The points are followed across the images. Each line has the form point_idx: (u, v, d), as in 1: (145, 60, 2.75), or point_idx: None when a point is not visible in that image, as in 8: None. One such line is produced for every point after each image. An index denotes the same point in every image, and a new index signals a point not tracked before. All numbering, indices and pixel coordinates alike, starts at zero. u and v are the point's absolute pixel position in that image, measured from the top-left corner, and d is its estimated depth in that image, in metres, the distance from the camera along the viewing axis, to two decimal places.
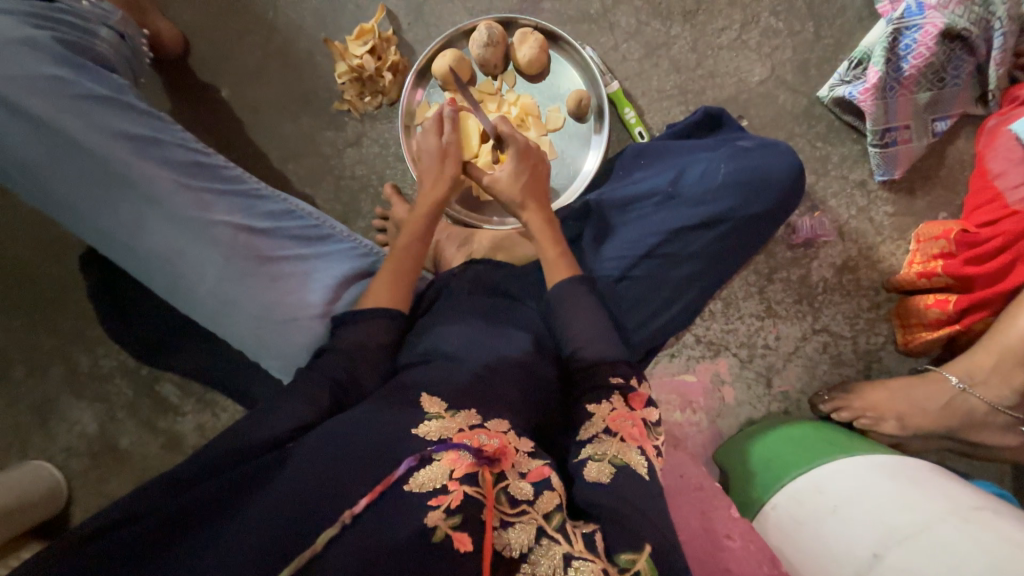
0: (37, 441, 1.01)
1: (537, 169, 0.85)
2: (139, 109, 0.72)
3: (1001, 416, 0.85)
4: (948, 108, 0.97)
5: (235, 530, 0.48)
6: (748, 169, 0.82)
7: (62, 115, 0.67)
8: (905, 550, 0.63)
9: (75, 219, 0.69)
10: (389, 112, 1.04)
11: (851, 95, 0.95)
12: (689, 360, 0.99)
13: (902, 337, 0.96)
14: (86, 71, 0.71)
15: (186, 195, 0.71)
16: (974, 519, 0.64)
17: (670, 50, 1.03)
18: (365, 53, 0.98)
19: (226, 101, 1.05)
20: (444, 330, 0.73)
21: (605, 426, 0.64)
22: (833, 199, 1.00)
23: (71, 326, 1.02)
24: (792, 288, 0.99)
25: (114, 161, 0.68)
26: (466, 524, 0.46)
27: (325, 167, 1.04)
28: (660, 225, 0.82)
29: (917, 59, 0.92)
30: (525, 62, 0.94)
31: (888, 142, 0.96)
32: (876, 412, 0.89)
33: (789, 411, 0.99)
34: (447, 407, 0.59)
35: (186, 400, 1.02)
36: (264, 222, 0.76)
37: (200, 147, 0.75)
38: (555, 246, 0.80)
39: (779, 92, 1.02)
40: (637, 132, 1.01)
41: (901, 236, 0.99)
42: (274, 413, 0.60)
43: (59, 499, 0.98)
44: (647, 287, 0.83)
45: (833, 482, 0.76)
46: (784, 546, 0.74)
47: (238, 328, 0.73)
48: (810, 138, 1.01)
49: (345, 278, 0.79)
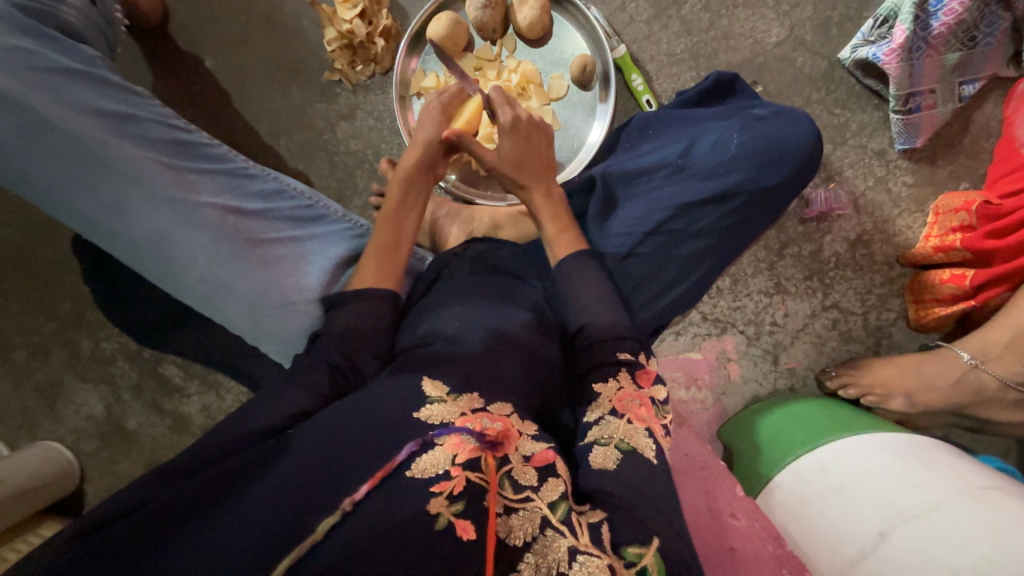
0: (48, 422, 1.04)
1: (535, 143, 0.79)
2: (114, 84, 0.68)
3: (1012, 392, 0.84)
4: (978, 70, 0.91)
5: (230, 516, 0.45)
6: (763, 138, 0.77)
7: (30, 89, 0.62)
8: (910, 529, 0.63)
9: (52, 202, 0.65)
10: (383, 82, 0.99)
11: (876, 57, 0.89)
12: (694, 338, 1.00)
13: (914, 315, 0.94)
14: (53, 43, 0.66)
15: (170, 176, 0.67)
16: (984, 499, 0.63)
17: (682, 9, 0.97)
18: (355, 17, 0.90)
19: (211, 72, 1.00)
20: (442, 313, 0.70)
21: (611, 407, 0.62)
22: (849, 169, 0.97)
23: (69, 311, 1.03)
24: (802, 264, 0.98)
25: (89, 140, 0.64)
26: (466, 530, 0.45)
27: (319, 142, 1.00)
28: (669, 199, 0.78)
29: (947, 15, 0.86)
30: (525, 25, 0.88)
31: (910, 108, 0.91)
32: (884, 389, 0.89)
33: (796, 388, 0.99)
34: (449, 391, 0.56)
35: (190, 381, 1.03)
36: (254, 202, 0.73)
37: (181, 124, 0.71)
38: (553, 223, 0.77)
39: (796, 55, 0.97)
40: (645, 101, 0.96)
41: (919, 208, 0.96)
42: (272, 400, 0.58)
43: (72, 479, 1.01)
44: (654, 266, 0.79)
45: (840, 460, 0.76)
46: (789, 523, 0.74)
47: (231, 313, 0.70)
48: (827, 104, 0.97)
49: (340, 260, 0.75)
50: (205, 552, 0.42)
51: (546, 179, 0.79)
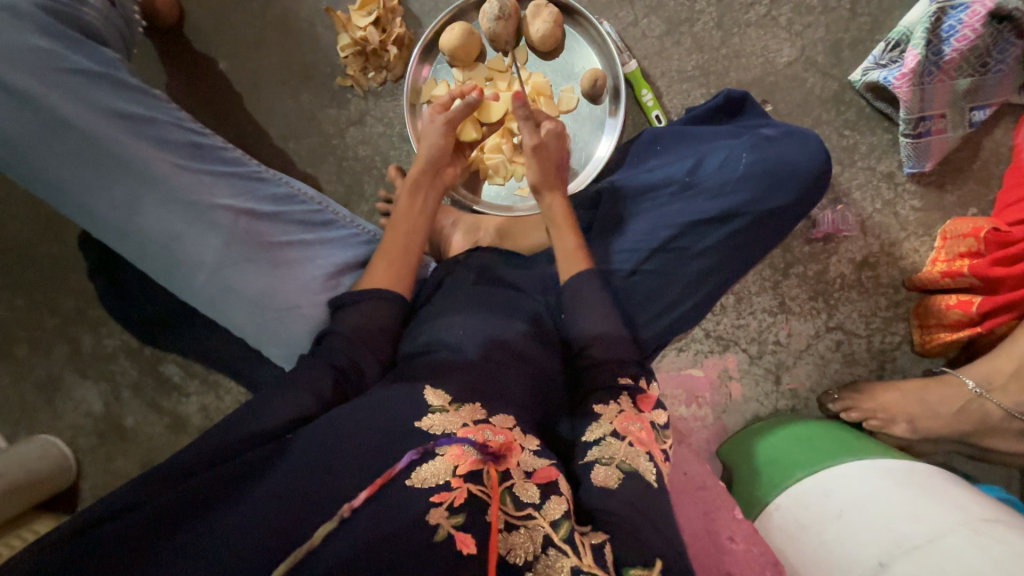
0: (46, 416, 1.05)
1: (559, 154, 0.83)
2: (133, 86, 0.67)
3: (1016, 422, 0.83)
4: (989, 96, 0.91)
5: (227, 517, 0.45)
6: (773, 158, 0.77)
7: (48, 90, 0.62)
8: (912, 559, 0.62)
9: (66, 200, 0.65)
10: (394, 89, 1.00)
11: (887, 80, 0.89)
12: (697, 355, 0.99)
13: (919, 339, 0.94)
14: (73, 43, 0.65)
15: (184, 177, 0.67)
16: (987, 532, 0.62)
17: (694, 27, 0.98)
18: (370, 25, 0.92)
19: (223, 74, 1.01)
20: (445, 322, 0.70)
21: (613, 429, 0.61)
22: (857, 191, 0.96)
23: (73, 306, 1.03)
24: (807, 284, 0.98)
25: (105, 141, 0.64)
26: (468, 532, 0.44)
27: (328, 147, 1.01)
28: (677, 216, 0.78)
29: (960, 41, 0.86)
30: (537, 38, 0.89)
31: (921, 132, 0.91)
32: (886, 414, 0.88)
33: (797, 409, 0.98)
34: (451, 401, 0.55)
35: (189, 380, 1.03)
36: (267, 205, 0.73)
37: (197, 127, 0.71)
38: (573, 237, 0.78)
39: (807, 75, 0.97)
40: (654, 116, 0.96)
41: (927, 232, 0.96)
42: (274, 401, 0.57)
43: (69, 474, 1.02)
44: (659, 282, 0.79)
45: (842, 484, 0.75)
46: (788, 548, 0.73)
47: (237, 315, 0.70)
48: (837, 126, 0.97)
49: (346, 265, 0.76)
50: (201, 553, 0.42)
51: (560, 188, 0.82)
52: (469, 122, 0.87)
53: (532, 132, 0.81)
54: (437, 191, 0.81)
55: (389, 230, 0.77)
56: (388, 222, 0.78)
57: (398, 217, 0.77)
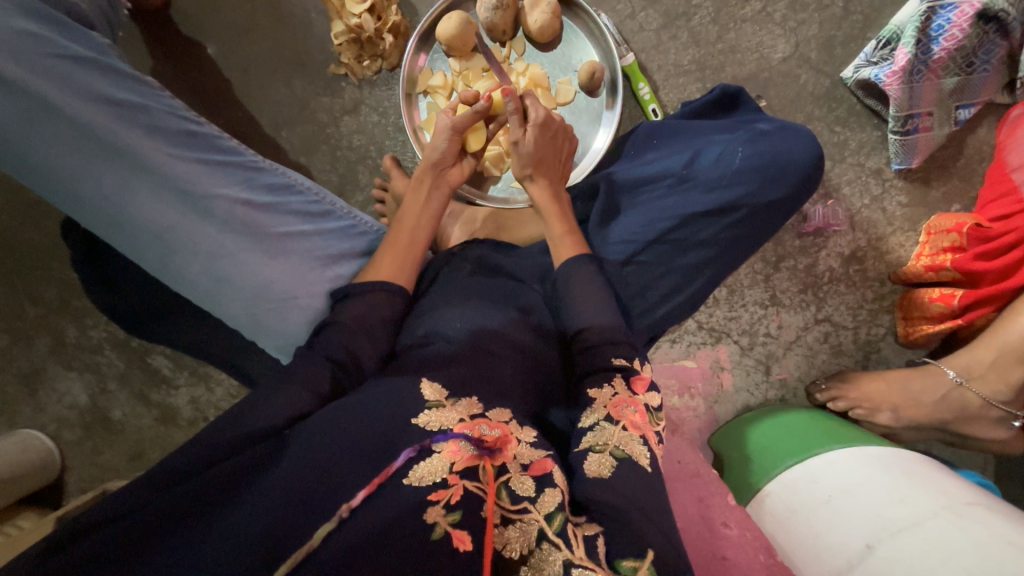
0: (27, 409, 1.02)
1: (557, 143, 0.82)
2: (123, 72, 0.65)
3: (995, 410, 0.87)
4: (974, 95, 0.93)
5: (224, 519, 0.44)
6: (769, 152, 0.77)
7: (33, 74, 0.59)
8: (897, 542, 0.63)
9: (51, 188, 0.62)
10: (390, 78, 0.99)
11: (878, 78, 0.91)
12: (689, 347, 1.01)
13: (902, 330, 0.97)
14: (61, 28, 0.63)
15: (178, 166, 0.65)
16: (967, 515, 0.64)
17: (691, 21, 0.98)
18: (365, 11, 0.89)
19: (212, 59, 0.99)
20: (443, 313, 0.70)
21: (606, 414, 0.61)
22: (846, 187, 0.99)
23: (57, 297, 1.00)
24: (797, 277, 1.00)
25: (94, 128, 0.61)
26: (472, 524, 0.45)
27: (321, 136, 1.00)
28: (673, 209, 0.79)
29: (948, 41, 0.88)
30: (535, 28, 0.88)
31: (909, 129, 0.93)
32: (872, 403, 0.91)
33: (786, 399, 1.01)
34: (447, 396, 0.55)
35: (180, 372, 1.02)
36: (262, 195, 0.71)
37: (191, 115, 0.69)
38: (563, 225, 0.79)
39: (801, 71, 0.98)
40: (651, 110, 0.97)
41: (912, 227, 0.99)
42: (270, 399, 0.56)
43: (54, 467, 1.00)
44: (655, 273, 0.80)
45: (827, 473, 0.78)
46: (777, 533, 0.76)
47: (232, 307, 0.69)
48: (829, 122, 0.99)
49: (343, 256, 0.75)
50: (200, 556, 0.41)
51: (556, 180, 0.82)
52: (473, 132, 0.84)
53: (517, 129, 0.79)
54: (443, 191, 0.80)
55: (394, 227, 0.76)
56: (395, 217, 0.78)
57: (407, 211, 0.77)
